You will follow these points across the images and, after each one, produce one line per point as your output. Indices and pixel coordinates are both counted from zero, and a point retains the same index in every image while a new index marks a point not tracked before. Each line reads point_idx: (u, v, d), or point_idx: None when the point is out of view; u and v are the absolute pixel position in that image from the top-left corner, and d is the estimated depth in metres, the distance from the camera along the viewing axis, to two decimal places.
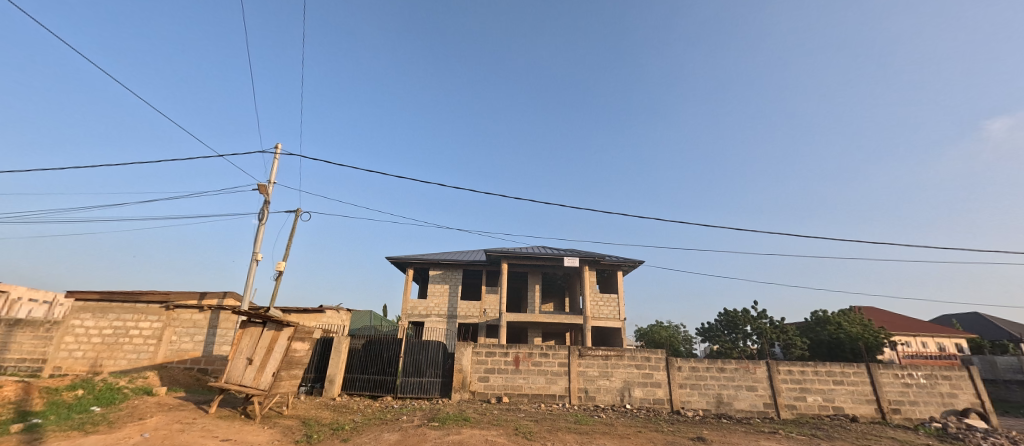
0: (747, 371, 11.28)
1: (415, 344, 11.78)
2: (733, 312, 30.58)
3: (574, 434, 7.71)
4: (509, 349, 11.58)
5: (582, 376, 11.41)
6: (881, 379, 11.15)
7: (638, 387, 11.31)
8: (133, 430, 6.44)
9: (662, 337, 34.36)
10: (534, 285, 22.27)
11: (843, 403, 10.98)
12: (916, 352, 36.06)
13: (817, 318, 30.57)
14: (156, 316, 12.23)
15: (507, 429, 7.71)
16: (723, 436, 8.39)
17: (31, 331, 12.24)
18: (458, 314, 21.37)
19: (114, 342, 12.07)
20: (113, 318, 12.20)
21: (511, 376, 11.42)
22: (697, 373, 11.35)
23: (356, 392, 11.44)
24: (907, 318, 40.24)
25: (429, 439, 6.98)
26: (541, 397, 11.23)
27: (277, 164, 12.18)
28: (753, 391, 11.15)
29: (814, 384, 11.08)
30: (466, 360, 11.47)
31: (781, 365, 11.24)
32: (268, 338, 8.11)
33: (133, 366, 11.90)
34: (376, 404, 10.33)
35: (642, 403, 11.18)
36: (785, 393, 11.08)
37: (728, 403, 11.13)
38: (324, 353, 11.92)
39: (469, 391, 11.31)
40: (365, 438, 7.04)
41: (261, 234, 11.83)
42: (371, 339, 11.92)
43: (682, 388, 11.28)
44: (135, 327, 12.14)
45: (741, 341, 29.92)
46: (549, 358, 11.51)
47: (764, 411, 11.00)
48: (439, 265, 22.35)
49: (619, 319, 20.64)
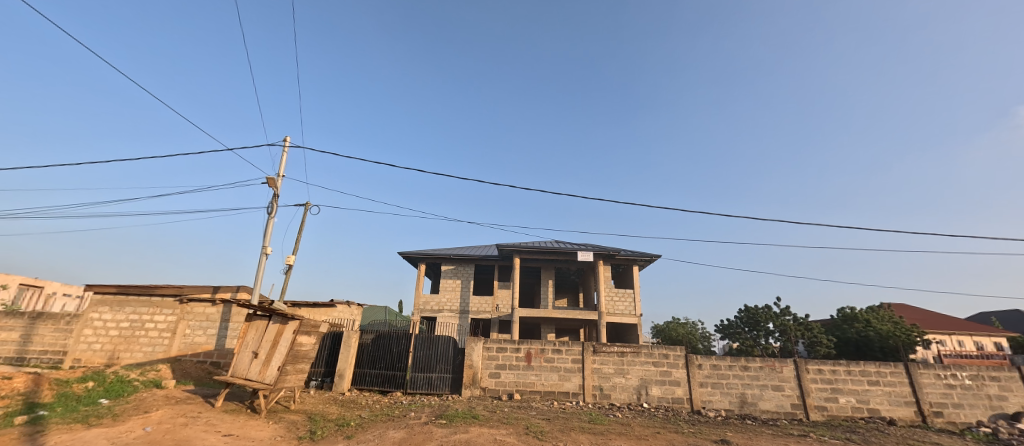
0: (773, 369, 10.68)
1: (424, 338, 11.56)
2: (754, 309, 29.65)
3: (588, 434, 7.31)
4: (520, 345, 11.24)
5: (597, 373, 10.99)
6: (921, 379, 10.40)
7: (656, 385, 10.84)
8: (136, 424, 6.29)
9: (679, 334, 33.59)
10: (547, 280, 21.90)
11: (879, 405, 10.28)
12: (951, 351, 34.34)
13: (844, 316, 29.32)
14: (170, 309, 12.32)
15: (517, 429, 7.35)
16: (748, 439, 7.87)
17: (52, 324, 12.48)
18: (470, 310, 21.19)
19: (131, 335, 12.20)
20: (129, 311, 12.34)
21: (523, 372, 11.09)
22: (719, 372, 10.81)
23: (366, 387, 11.31)
24: (941, 315, 38.43)
25: (435, 437, 6.68)
26: (554, 394, 10.87)
27: (286, 157, 12.09)
28: (780, 391, 10.55)
29: (847, 384, 10.41)
30: (477, 356, 11.17)
31: (810, 364, 10.61)
32: (273, 332, 7.92)
33: (148, 359, 12.00)
34: (385, 399, 10.14)
35: (660, 402, 10.72)
36: (814, 393, 10.44)
37: (752, 403, 10.57)
38: (334, 347, 11.82)
39: (480, 387, 11.01)
40: (369, 435, 6.77)
41: (270, 227, 11.77)
42: (381, 333, 11.75)
43: (702, 387, 10.75)
44: (150, 320, 12.24)
45: (762, 339, 28.99)
46: (563, 354, 11.13)
47: (791, 412, 10.40)
48: (451, 260, 22.16)
49: (635, 315, 20.10)
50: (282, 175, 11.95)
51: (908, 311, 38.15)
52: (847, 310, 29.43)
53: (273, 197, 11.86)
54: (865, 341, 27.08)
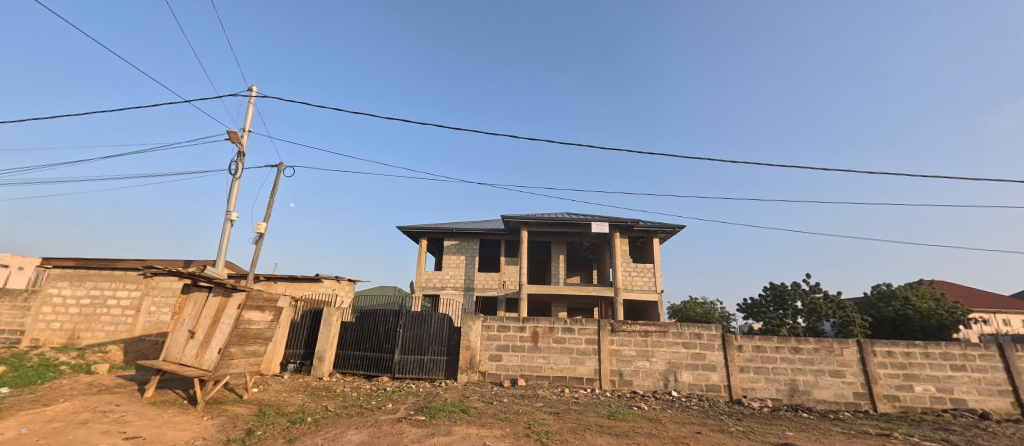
0: (831, 352, 8.94)
1: (415, 317, 10.00)
2: (782, 287, 27.51)
3: (608, 436, 5.59)
4: (525, 323, 9.61)
5: (615, 356, 9.30)
6: (1020, 364, 8.69)
7: (686, 370, 9.12)
8: (15, 423, 4.81)
9: (698, 313, 31.73)
10: (558, 255, 20.19)
11: (965, 395, 8.59)
12: (995, 332, 31.84)
13: (880, 293, 27.05)
14: (134, 284, 10.94)
15: (515, 429, 5.67)
16: (818, 441, 6.08)
17: (9, 301, 11.17)
18: (475, 287, 19.72)
19: (92, 313, 10.86)
20: (90, 286, 11.00)
21: (529, 355, 9.47)
22: (763, 354, 9.04)
23: (350, 371, 9.91)
24: (984, 293, 35.65)
25: (404, 441, 5.04)
26: (565, 380, 9.26)
27: (251, 110, 10.55)
28: (840, 378, 8.82)
29: (924, 370, 8.73)
30: (474, 336, 9.57)
31: (877, 346, 8.88)
32: (213, 307, 6.34)
33: (111, 339, 10.65)
34: (366, 386, 8.65)
35: (692, 390, 9.00)
36: (882, 381, 8.73)
37: (805, 391, 8.82)
38: (315, 327, 10.43)
39: (478, 371, 9.46)
40: (319, 438, 5.15)
41: (235, 190, 10.25)
42: (366, 310, 10.28)
43: (743, 372, 9.00)
44: (112, 296, 10.89)
45: (790, 318, 26.92)
46: (575, 334, 9.45)
47: (855, 403, 8.68)
48: (454, 235, 20.57)
49: (656, 292, 18.32)
50: (248, 131, 10.42)
51: (949, 288, 35.45)
52: (884, 288, 27.13)
53: (238, 155, 10.34)
54: (904, 320, 24.91)
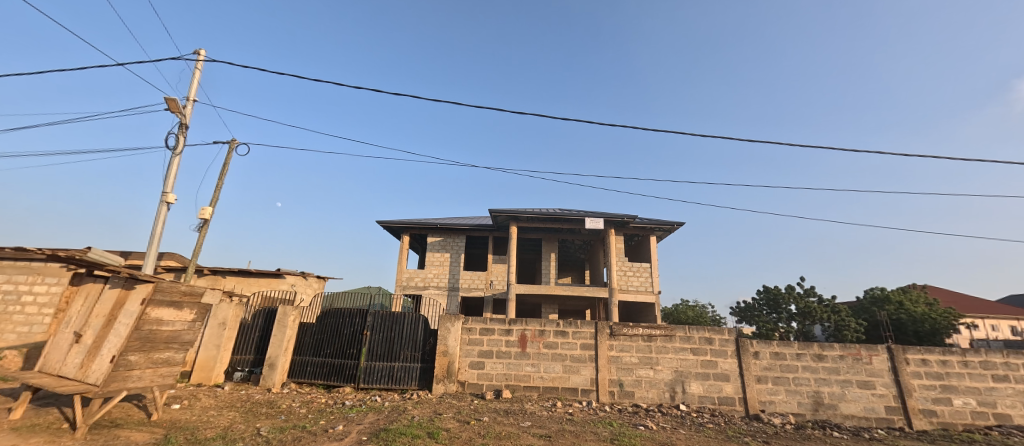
0: (858, 360, 7.85)
1: (385, 317, 8.64)
2: (776, 290, 26.71)
3: None
4: (511, 325, 8.32)
5: (615, 364, 8.07)
6: None
7: (696, 380, 7.93)
8: None
9: (690, 317, 30.84)
10: (550, 253, 18.92)
11: (1010, 410, 7.55)
12: (985, 337, 31.65)
13: (874, 296, 26.52)
14: (55, 278, 9.35)
15: None
16: None
17: None
18: (460, 287, 18.38)
19: (3, 312, 9.22)
20: (3, 280, 9.37)
21: (515, 362, 8.18)
22: (783, 362, 7.89)
23: (307, 381, 8.50)
24: (972, 298, 35.54)
25: None
26: (557, 392, 7.98)
27: (197, 77, 9.14)
28: (870, 389, 7.72)
29: (963, 381, 7.68)
30: (452, 341, 8.23)
31: (909, 353, 7.81)
32: (109, 302, 4.90)
33: (23, 342, 9.04)
34: (320, 400, 7.26)
35: (702, 403, 7.81)
36: (917, 393, 7.66)
37: (831, 405, 7.70)
38: (268, 329, 8.91)
39: (456, 382, 8.12)
40: None
41: (174, 168, 8.79)
42: (328, 310, 8.86)
43: (760, 383, 7.85)
44: (29, 292, 9.27)
45: (784, 322, 26.12)
46: (569, 339, 8.20)
47: (887, 418, 7.59)
48: (438, 230, 19.21)
49: (653, 293, 17.23)
50: (193, 100, 8.99)
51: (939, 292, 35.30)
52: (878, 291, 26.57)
53: (181, 128, 8.90)
54: (898, 324, 24.24)
